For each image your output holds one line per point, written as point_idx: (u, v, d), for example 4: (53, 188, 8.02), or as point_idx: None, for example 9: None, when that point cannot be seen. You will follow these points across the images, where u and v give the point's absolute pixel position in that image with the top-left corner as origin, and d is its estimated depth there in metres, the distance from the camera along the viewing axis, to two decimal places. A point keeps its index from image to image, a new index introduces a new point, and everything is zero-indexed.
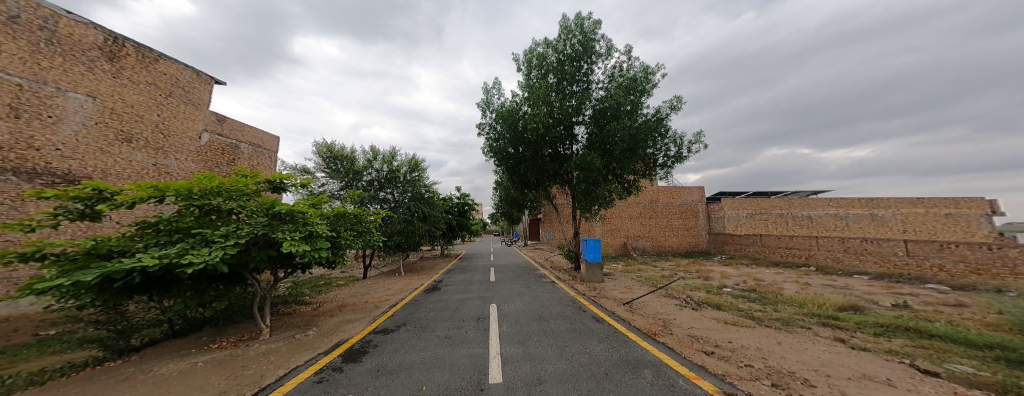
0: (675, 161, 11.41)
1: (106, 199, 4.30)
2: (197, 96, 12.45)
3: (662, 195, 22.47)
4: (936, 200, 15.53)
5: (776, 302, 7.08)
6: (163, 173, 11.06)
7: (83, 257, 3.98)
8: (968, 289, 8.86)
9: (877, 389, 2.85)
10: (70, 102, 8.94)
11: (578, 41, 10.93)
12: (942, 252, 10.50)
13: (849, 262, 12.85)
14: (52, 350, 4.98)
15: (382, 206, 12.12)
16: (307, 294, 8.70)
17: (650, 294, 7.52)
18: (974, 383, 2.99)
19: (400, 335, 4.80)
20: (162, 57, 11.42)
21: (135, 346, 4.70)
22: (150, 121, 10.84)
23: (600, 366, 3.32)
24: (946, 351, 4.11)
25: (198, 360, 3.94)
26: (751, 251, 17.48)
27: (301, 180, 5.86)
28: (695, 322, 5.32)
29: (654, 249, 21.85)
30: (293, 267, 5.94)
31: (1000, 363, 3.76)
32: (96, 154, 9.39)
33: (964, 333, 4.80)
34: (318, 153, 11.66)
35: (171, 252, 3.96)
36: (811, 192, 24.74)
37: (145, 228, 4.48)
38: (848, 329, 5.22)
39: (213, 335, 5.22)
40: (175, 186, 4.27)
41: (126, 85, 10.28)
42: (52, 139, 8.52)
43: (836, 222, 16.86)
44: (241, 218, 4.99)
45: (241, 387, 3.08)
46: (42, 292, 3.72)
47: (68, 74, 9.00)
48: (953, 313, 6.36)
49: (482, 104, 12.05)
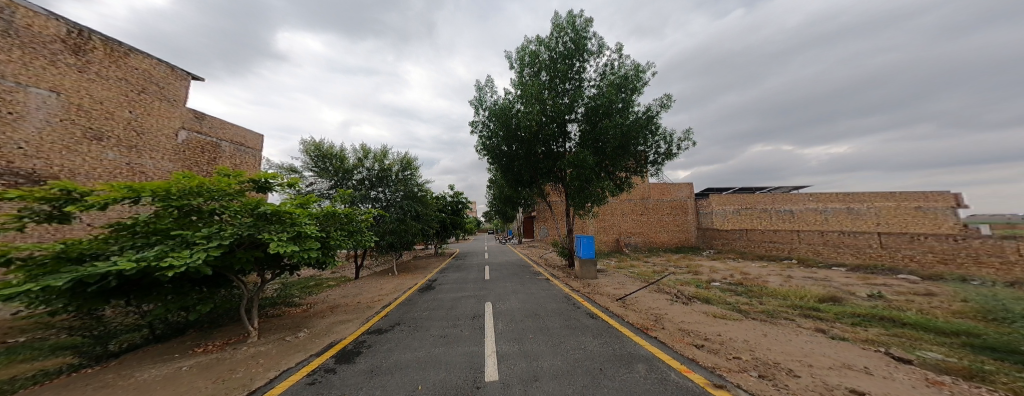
0: (665, 159, 11.59)
1: (76, 200, 4.06)
2: (174, 92, 11.86)
3: (653, 191, 22.99)
4: (907, 195, 16.40)
5: (762, 295, 7.35)
6: (138, 172, 10.54)
7: (52, 261, 3.75)
8: (936, 278, 9.46)
9: (856, 378, 3.00)
10: (32, 98, 8.41)
11: (571, 39, 10.91)
12: (913, 243, 11.09)
13: (827, 254, 13.43)
14: (22, 358, 4.72)
15: (374, 205, 11.92)
16: (297, 295, 8.51)
17: (642, 289, 7.69)
18: (943, 369, 3.18)
19: (394, 335, 4.75)
20: (133, 51, 10.82)
21: (114, 352, 4.51)
22: (122, 118, 10.30)
23: (594, 361, 3.37)
24: (918, 339, 4.37)
25: (183, 364, 3.82)
26: (737, 246, 18.02)
27: (288, 179, 5.64)
28: (685, 316, 5.47)
29: (645, 245, 22.34)
30: (282, 269, 5.77)
31: (967, 348, 4.02)
32: (63, 152, 8.86)
33: (934, 321, 5.11)
34: (306, 151, 11.25)
35: (149, 254, 3.79)
36: (794, 188, 25.85)
37: (119, 230, 4.27)
38: (829, 319, 5.48)
39: (198, 338, 5.08)
40: (152, 186, 4.08)
41: (94, 80, 9.71)
42: (13, 137, 8.00)
43: (816, 216, 17.58)
44: (224, 219, 4.81)
45: (229, 391, 3.00)
46: (10, 298, 3.49)
47: (29, 68, 8.43)
48: (923, 302, 6.76)
49: (475, 102, 11.90)
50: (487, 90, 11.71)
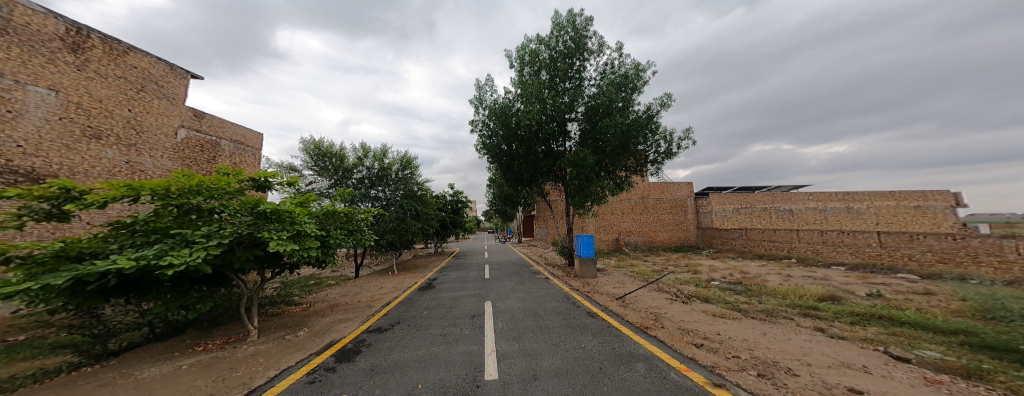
0: (665, 158, 11.58)
1: (75, 199, 4.05)
2: (173, 90, 11.81)
3: (652, 190, 22.99)
4: (906, 194, 16.45)
5: (761, 294, 7.36)
6: (137, 171, 10.52)
7: (52, 260, 3.75)
8: (935, 277, 9.48)
9: (855, 377, 3.00)
10: (31, 96, 8.37)
11: (571, 37, 10.88)
12: (912, 242, 11.10)
13: (827, 253, 13.44)
14: (22, 356, 4.71)
15: (374, 204, 11.91)
16: (297, 294, 8.51)
17: (642, 288, 7.69)
18: (941, 368, 3.20)
19: (394, 334, 4.76)
20: (132, 50, 10.76)
21: (114, 350, 4.51)
22: (121, 116, 10.27)
23: (594, 361, 3.38)
24: (917, 338, 4.39)
25: (184, 363, 3.83)
26: (737, 245, 18.02)
27: (288, 178, 5.63)
28: (685, 315, 5.48)
29: (645, 244, 22.36)
30: (282, 268, 5.77)
31: (965, 347, 4.03)
32: (62, 150, 8.83)
33: (932, 320, 5.12)
34: (305, 150, 11.23)
35: (149, 253, 3.79)
36: (793, 187, 25.87)
37: (119, 228, 4.27)
38: (827, 318, 5.49)
39: (198, 337, 5.08)
40: (151, 184, 4.07)
41: (93, 79, 9.67)
42: (12, 136, 7.97)
43: (815, 215, 17.62)
44: (224, 218, 4.80)
45: (230, 389, 3.01)
46: (9, 297, 3.48)
47: (27, 66, 8.40)
48: (922, 300, 6.77)
49: (475, 101, 11.88)
50: (487, 89, 11.68)
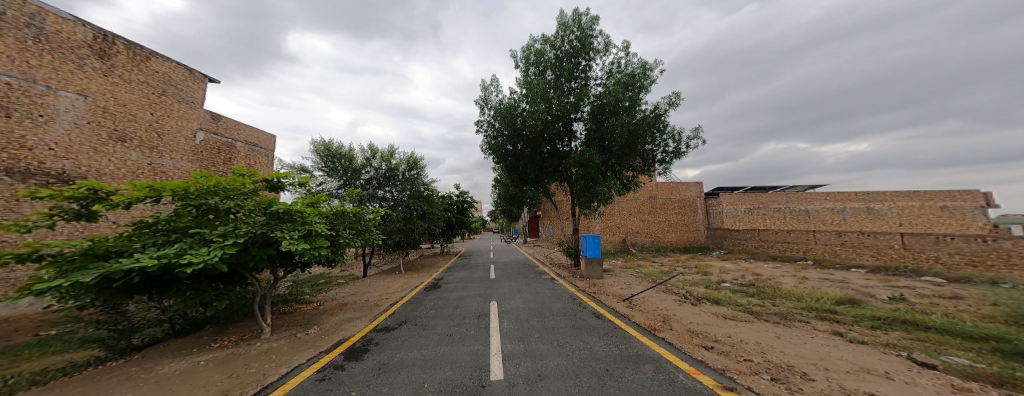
0: (674, 157, 11.39)
1: (102, 199, 4.25)
2: (191, 94, 12.27)
3: (661, 190, 22.60)
4: (931, 193, 15.69)
5: (775, 297, 7.14)
6: (159, 172, 10.95)
7: (81, 258, 3.94)
8: (964, 280, 9.01)
9: (876, 383, 2.87)
10: (61, 101, 8.83)
11: (577, 37, 10.82)
12: (938, 244, 10.61)
13: (846, 255, 12.92)
14: (54, 350, 4.96)
15: (381, 204, 12.10)
16: (307, 292, 8.68)
17: (650, 290, 7.54)
18: (971, 375, 3.03)
19: (401, 333, 4.81)
20: (154, 55, 11.24)
21: (137, 345, 4.70)
22: (144, 120, 10.73)
23: (600, 362, 3.33)
24: (942, 344, 4.17)
25: (200, 358, 3.95)
26: (749, 246, 17.56)
27: (299, 179, 5.75)
28: (694, 317, 5.36)
29: (653, 245, 22.01)
30: (293, 266, 5.91)
31: (996, 354, 3.81)
32: (90, 153, 9.29)
33: (961, 325, 4.85)
34: (316, 151, 11.50)
35: (170, 251, 3.93)
36: (810, 186, 25.01)
37: (142, 228, 4.45)
38: (846, 322, 5.27)
39: (214, 334, 5.24)
40: (172, 185, 4.23)
41: (118, 84, 10.14)
42: (44, 139, 8.41)
43: (833, 216, 17.02)
44: (239, 218, 4.95)
45: (243, 385, 3.08)
46: (41, 293, 3.68)
47: (58, 72, 8.86)
48: (949, 305, 6.43)
49: (481, 101, 11.95)
50: (492, 90, 11.76)
